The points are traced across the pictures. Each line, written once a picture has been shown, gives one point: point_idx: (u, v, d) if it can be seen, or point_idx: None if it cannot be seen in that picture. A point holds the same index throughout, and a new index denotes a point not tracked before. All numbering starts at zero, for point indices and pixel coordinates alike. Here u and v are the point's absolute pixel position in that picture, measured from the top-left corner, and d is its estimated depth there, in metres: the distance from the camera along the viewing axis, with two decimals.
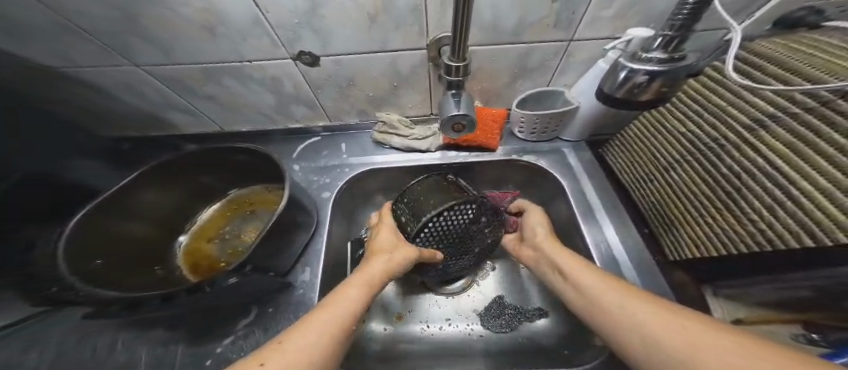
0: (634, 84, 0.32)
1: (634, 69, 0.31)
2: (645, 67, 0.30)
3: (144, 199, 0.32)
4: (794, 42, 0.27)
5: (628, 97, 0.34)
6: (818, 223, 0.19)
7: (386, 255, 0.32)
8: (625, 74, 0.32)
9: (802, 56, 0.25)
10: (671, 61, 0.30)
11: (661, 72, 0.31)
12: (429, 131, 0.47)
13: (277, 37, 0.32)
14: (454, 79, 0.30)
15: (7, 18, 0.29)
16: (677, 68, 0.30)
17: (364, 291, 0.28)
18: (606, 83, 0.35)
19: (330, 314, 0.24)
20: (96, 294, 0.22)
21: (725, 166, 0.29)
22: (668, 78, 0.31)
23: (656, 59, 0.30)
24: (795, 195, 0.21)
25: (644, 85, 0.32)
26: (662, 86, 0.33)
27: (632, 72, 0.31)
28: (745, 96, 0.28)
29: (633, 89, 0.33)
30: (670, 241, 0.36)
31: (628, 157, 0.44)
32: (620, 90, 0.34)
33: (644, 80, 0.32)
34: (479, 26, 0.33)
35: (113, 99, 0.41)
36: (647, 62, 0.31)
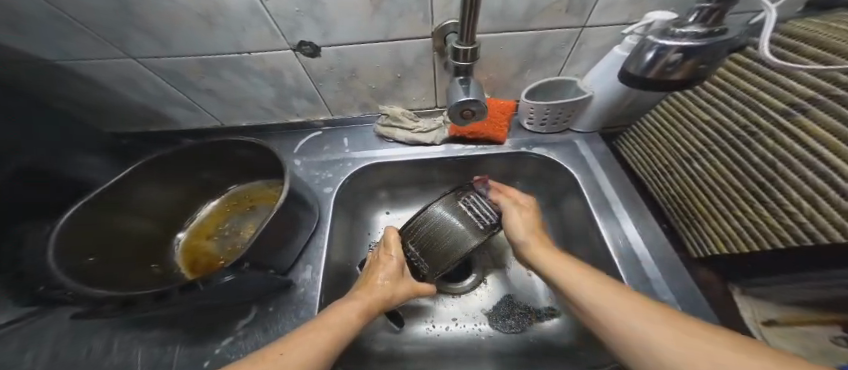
0: (667, 64, 0.23)
1: (665, 45, 0.22)
2: (679, 42, 0.21)
3: (141, 194, 0.31)
4: (834, 21, 0.25)
5: (661, 78, 0.25)
6: None
7: (389, 292, 0.32)
8: (653, 53, 0.23)
9: (845, 34, 0.22)
10: (709, 35, 0.21)
11: (700, 49, 0.21)
12: (434, 124, 0.45)
13: (276, 26, 0.31)
14: (462, 64, 0.28)
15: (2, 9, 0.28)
16: (720, 42, 0.21)
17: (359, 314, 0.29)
18: (631, 66, 0.26)
19: (320, 332, 0.25)
20: (87, 292, 0.21)
21: (756, 155, 0.26)
22: (708, 54, 0.21)
23: (693, 33, 0.21)
24: (838, 184, 0.19)
25: (678, 65, 0.23)
26: (700, 64, 0.23)
27: (662, 50, 0.22)
28: (779, 80, 0.26)
29: (666, 72, 0.24)
30: (692, 236, 0.34)
31: (646, 148, 0.41)
32: (650, 72, 0.25)
33: (678, 60, 0.22)
34: (487, 12, 0.32)
35: (113, 94, 0.40)
36: (681, 38, 0.22)
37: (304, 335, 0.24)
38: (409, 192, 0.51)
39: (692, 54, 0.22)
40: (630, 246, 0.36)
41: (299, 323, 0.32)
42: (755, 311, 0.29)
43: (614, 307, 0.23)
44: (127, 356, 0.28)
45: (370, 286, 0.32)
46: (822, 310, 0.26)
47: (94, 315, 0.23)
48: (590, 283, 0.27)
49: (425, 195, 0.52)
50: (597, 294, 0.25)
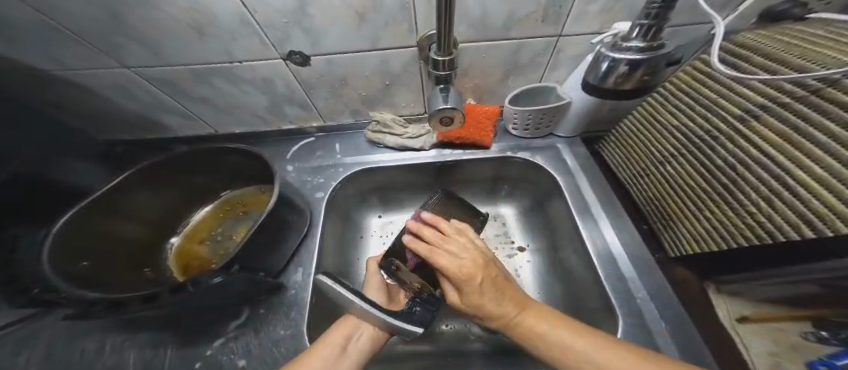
0: (618, 74, 0.31)
1: (615, 59, 0.29)
2: (625, 56, 0.28)
3: (134, 199, 0.32)
4: (779, 32, 0.27)
5: (614, 86, 0.32)
6: (816, 213, 0.18)
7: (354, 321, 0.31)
8: (607, 64, 0.30)
9: (788, 45, 0.25)
10: (652, 49, 0.28)
11: (643, 61, 0.28)
12: (423, 130, 0.47)
13: (266, 36, 0.33)
14: (442, 73, 0.30)
15: (1, 20, 0.29)
16: (659, 56, 0.28)
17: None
18: (592, 76, 0.33)
19: None
20: (78, 294, 0.22)
21: (719, 157, 0.28)
22: (650, 66, 0.29)
23: (635, 47, 0.28)
24: (792, 185, 0.21)
25: (626, 75, 0.30)
26: (646, 75, 0.30)
27: (613, 62, 0.30)
28: (733, 87, 0.28)
29: (618, 78, 0.31)
30: (669, 236, 0.35)
31: (624, 153, 0.43)
32: (605, 79, 0.32)
33: (626, 70, 0.30)
34: (467, 23, 0.34)
35: (108, 102, 0.41)
36: (627, 51, 0.29)
37: None
38: (400, 195, 0.52)
39: (636, 65, 0.29)
40: (611, 246, 0.38)
41: (290, 324, 0.33)
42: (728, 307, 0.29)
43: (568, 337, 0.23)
44: (120, 357, 0.29)
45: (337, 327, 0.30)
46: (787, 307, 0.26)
47: (85, 317, 0.23)
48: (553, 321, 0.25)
49: (416, 199, 0.53)
50: (560, 331, 0.23)
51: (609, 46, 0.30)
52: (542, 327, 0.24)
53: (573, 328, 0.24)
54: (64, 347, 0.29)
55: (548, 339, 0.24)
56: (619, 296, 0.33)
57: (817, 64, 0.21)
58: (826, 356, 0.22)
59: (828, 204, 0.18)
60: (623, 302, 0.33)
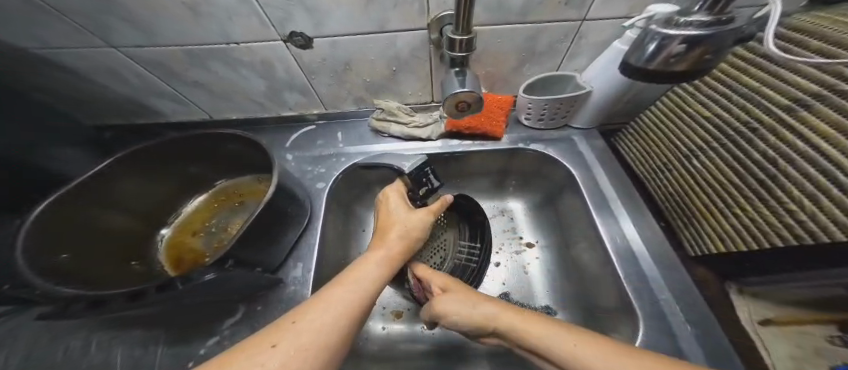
0: (669, 55, 0.24)
1: (668, 36, 0.23)
2: (683, 32, 0.22)
3: (120, 188, 0.30)
4: (841, 15, 0.25)
5: (664, 68, 0.26)
6: None
7: (403, 226, 0.33)
8: (656, 44, 0.24)
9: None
10: (720, 23, 0.21)
11: (707, 38, 0.22)
12: (430, 119, 0.45)
13: (266, 15, 0.30)
14: (457, 55, 0.27)
15: None
16: (729, 30, 0.21)
17: (375, 282, 0.26)
18: (635, 56, 0.28)
19: (348, 290, 0.24)
20: (56, 292, 0.20)
21: (756, 151, 0.26)
22: (717, 42, 0.22)
23: (701, 20, 0.22)
24: (844, 182, 0.19)
25: (683, 55, 0.23)
26: (709, 54, 0.23)
27: (665, 41, 0.23)
28: (781, 74, 0.25)
29: (668, 60, 0.24)
30: (690, 235, 0.33)
31: (644, 146, 0.41)
32: (651, 63, 0.26)
33: (683, 50, 0.23)
34: (485, 5, 0.31)
35: (94, 85, 0.38)
36: (686, 27, 0.22)
37: (333, 296, 0.23)
38: None
39: (696, 45, 0.22)
40: (630, 244, 0.36)
41: None
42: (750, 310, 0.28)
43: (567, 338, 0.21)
44: (107, 358, 0.27)
45: (384, 241, 0.32)
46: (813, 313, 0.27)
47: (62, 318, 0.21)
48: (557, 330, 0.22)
49: None
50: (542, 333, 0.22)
51: (661, 23, 0.24)
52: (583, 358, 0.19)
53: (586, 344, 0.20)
54: (44, 346, 0.28)
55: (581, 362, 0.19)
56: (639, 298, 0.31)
57: None
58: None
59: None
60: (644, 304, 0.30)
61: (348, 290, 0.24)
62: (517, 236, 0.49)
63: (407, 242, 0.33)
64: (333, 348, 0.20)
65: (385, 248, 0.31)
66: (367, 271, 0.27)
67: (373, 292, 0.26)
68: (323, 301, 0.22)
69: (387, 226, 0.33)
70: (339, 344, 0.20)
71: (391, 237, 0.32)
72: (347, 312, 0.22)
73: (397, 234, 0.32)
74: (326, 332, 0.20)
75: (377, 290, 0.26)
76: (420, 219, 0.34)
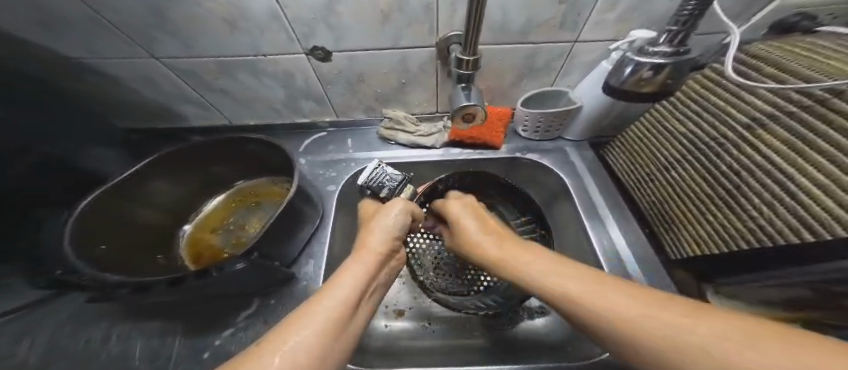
0: (641, 78, 0.33)
1: (640, 62, 0.31)
2: (651, 60, 0.31)
3: (150, 186, 0.32)
4: (789, 44, 0.29)
5: (637, 87, 0.34)
6: (820, 220, 0.20)
7: (382, 221, 0.33)
8: (631, 68, 0.32)
9: (799, 57, 0.26)
10: (677, 54, 0.31)
11: (668, 64, 0.31)
12: (435, 128, 0.48)
13: (293, 31, 0.33)
14: (465, 72, 0.31)
15: (36, 9, 0.29)
16: (682, 60, 0.31)
17: (364, 278, 0.26)
18: (612, 79, 0.35)
19: (328, 301, 0.22)
20: (101, 277, 0.22)
21: (724, 163, 0.30)
22: (675, 68, 0.31)
23: (662, 52, 0.31)
24: (794, 192, 0.22)
25: (651, 76, 0.32)
26: (667, 77, 0.32)
27: (638, 66, 0.32)
28: (740, 95, 0.29)
29: (640, 82, 0.33)
30: (670, 239, 0.36)
31: (630, 158, 0.44)
32: (628, 83, 0.34)
33: (650, 74, 0.32)
34: (488, 27, 0.35)
35: (126, 90, 0.41)
36: (653, 55, 0.31)
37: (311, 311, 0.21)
38: None
39: (658, 70, 0.31)
40: (616, 248, 0.39)
41: None
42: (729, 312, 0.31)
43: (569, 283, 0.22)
44: (126, 349, 0.28)
45: (364, 245, 0.30)
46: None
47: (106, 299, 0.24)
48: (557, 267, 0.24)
49: None
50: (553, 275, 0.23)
51: (634, 52, 0.32)
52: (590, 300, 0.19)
53: (585, 278, 0.21)
54: (67, 336, 0.29)
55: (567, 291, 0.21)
56: None
57: (824, 76, 0.22)
58: None
59: (831, 211, 0.19)
60: None
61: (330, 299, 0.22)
62: None
63: (390, 243, 0.32)
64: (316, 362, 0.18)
65: (367, 248, 0.30)
66: (347, 275, 0.26)
67: (363, 285, 0.25)
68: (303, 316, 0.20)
69: (369, 228, 0.33)
70: (322, 366, 0.18)
71: (370, 236, 0.31)
72: (336, 316, 0.21)
73: (377, 231, 0.32)
74: (314, 340, 0.19)
75: (364, 286, 0.25)
76: (398, 218, 0.33)
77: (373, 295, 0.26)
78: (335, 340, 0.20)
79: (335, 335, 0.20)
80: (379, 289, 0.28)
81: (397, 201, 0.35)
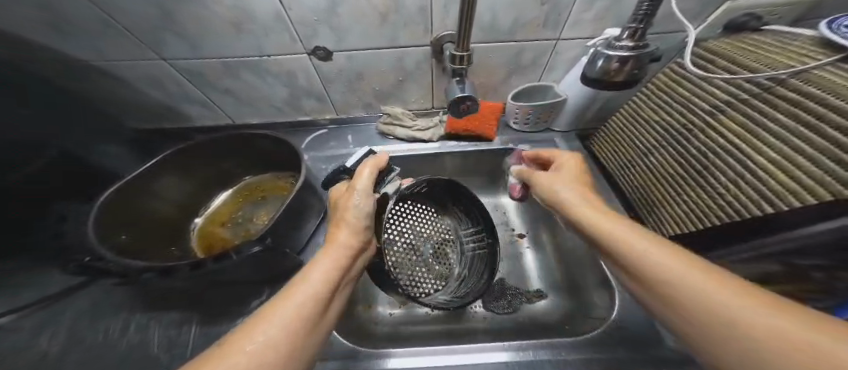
0: (610, 70, 0.34)
1: (609, 56, 0.33)
2: (617, 54, 0.33)
3: (160, 182, 0.34)
4: (738, 41, 0.34)
5: (607, 79, 0.36)
6: (774, 190, 0.23)
7: (351, 215, 0.28)
8: (601, 61, 0.34)
9: (746, 53, 0.31)
10: (639, 47, 0.32)
11: (632, 57, 0.32)
12: (431, 123, 0.50)
13: (296, 33, 0.35)
14: (458, 67, 0.33)
15: (53, 13, 0.31)
16: (644, 53, 0.32)
17: (339, 267, 0.24)
18: (587, 72, 0.37)
19: (302, 295, 0.20)
20: (124, 263, 0.23)
21: (693, 147, 0.32)
22: (638, 61, 0.33)
23: (626, 46, 0.32)
24: (753, 169, 0.25)
25: (618, 68, 0.34)
26: (633, 68, 0.34)
27: (607, 59, 0.34)
28: (701, 86, 0.34)
29: (609, 74, 0.35)
30: (653, 221, 0.38)
31: (613, 148, 0.46)
32: (601, 73, 0.35)
33: (618, 66, 0.34)
34: (478, 26, 0.38)
35: (133, 91, 0.43)
36: (619, 49, 0.33)
37: (287, 305, 0.19)
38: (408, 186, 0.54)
39: (626, 61, 0.33)
40: None
41: None
42: None
43: (667, 262, 0.19)
44: (145, 336, 0.29)
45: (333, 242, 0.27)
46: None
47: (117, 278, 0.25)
48: (638, 237, 0.22)
49: None
50: (649, 244, 0.21)
51: (604, 46, 0.34)
52: (679, 277, 0.18)
53: (682, 260, 0.19)
54: (85, 326, 0.30)
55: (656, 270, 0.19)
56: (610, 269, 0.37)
57: (768, 68, 0.27)
58: None
59: (786, 185, 0.22)
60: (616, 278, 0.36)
61: (305, 293, 0.21)
62: (511, 229, 0.55)
63: (361, 234, 0.28)
64: (291, 356, 0.18)
65: (337, 239, 0.27)
66: (322, 263, 0.24)
67: (338, 273, 0.24)
68: (280, 306, 0.19)
69: (342, 218, 0.28)
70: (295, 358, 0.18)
71: (339, 234, 0.27)
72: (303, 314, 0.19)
73: (348, 222, 0.28)
74: (280, 340, 0.17)
75: (341, 276, 0.24)
76: (362, 203, 0.28)
77: (348, 282, 0.25)
78: (307, 334, 0.19)
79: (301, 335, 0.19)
80: (352, 278, 0.26)
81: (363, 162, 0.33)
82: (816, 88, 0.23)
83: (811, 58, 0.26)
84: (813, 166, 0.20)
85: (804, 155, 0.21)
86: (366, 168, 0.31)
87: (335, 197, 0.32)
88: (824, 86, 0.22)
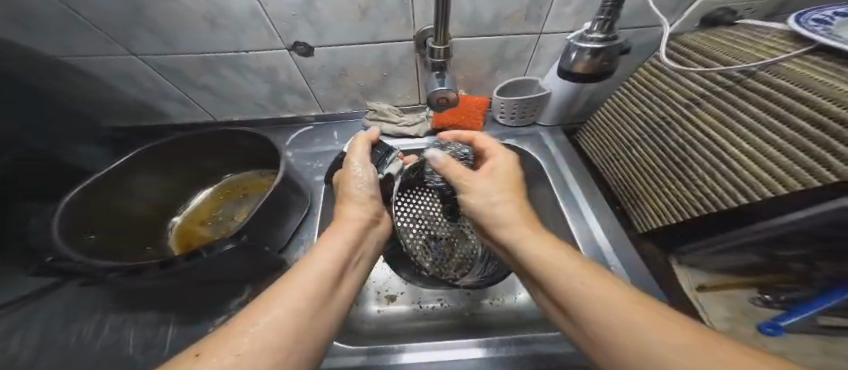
0: (583, 63, 0.34)
1: (581, 49, 0.33)
2: (589, 46, 0.33)
3: (134, 180, 0.33)
4: (713, 35, 0.34)
5: (581, 72, 0.35)
6: (748, 181, 0.23)
7: (359, 181, 0.31)
8: (575, 54, 0.34)
9: (719, 46, 0.31)
10: (609, 39, 0.32)
11: (602, 50, 0.32)
12: (417, 118, 0.50)
13: (274, 28, 0.34)
14: (438, 61, 0.33)
15: (18, 9, 0.30)
16: (613, 46, 0.32)
17: (348, 248, 0.25)
18: (563, 64, 0.37)
19: (300, 279, 0.20)
20: (91, 263, 0.22)
21: (672, 139, 0.32)
22: (608, 53, 0.33)
23: (596, 38, 0.32)
24: (728, 160, 0.25)
25: (590, 61, 0.34)
26: (604, 61, 0.34)
27: (579, 52, 0.34)
28: (679, 79, 0.34)
29: (583, 67, 0.35)
30: (637, 214, 0.38)
31: (598, 142, 0.46)
32: (576, 67, 0.35)
33: (590, 59, 0.34)
34: (459, 20, 0.37)
35: (108, 88, 0.42)
36: (590, 41, 0.33)
37: (287, 289, 0.19)
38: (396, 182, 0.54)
39: (598, 54, 0.33)
40: (589, 221, 0.41)
41: None
42: (691, 278, 0.33)
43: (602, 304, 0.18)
44: (119, 338, 0.28)
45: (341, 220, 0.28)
46: (745, 274, 0.32)
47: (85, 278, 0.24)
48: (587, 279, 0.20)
49: None
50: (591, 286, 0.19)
51: (577, 38, 0.34)
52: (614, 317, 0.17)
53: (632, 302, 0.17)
54: (57, 328, 0.29)
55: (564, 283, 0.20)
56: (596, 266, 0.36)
57: (740, 60, 0.27)
58: (771, 318, 0.28)
59: (760, 176, 0.22)
60: None
61: (304, 277, 0.20)
62: None
63: (369, 208, 0.30)
64: (298, 340, 0.17)
65: (345, 217, 0.28)
66: (325, 250, 0.24)
67: (345, 253, 0.24)
68: (277, 293, 0.19)
69: (345, 192, 0.31)
70: (303, 341, 0.17)
71: (347, 209, 0.29)
72: (310, 293, 0.19)
73: (354, 201, 0.30)
74: (286, 320, 0.17)
75: (344, 261, 0.23)
76: (362, 173, 0.32)
77: (356, 268, 0.25)
78: (314, 317, 0.18)
79: (311, 315, 0.18)
80: (365, 259, 0.27)
81: (357, 137, 0.36)
82: (786, 80, 0.23)
83: (780, 51, 0.26)
84: (782, 156, 0.20)
85: (775, 146, 0.21)
86: (357, 145, 0.34)
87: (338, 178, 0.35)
88: (793, 78, 0.22)
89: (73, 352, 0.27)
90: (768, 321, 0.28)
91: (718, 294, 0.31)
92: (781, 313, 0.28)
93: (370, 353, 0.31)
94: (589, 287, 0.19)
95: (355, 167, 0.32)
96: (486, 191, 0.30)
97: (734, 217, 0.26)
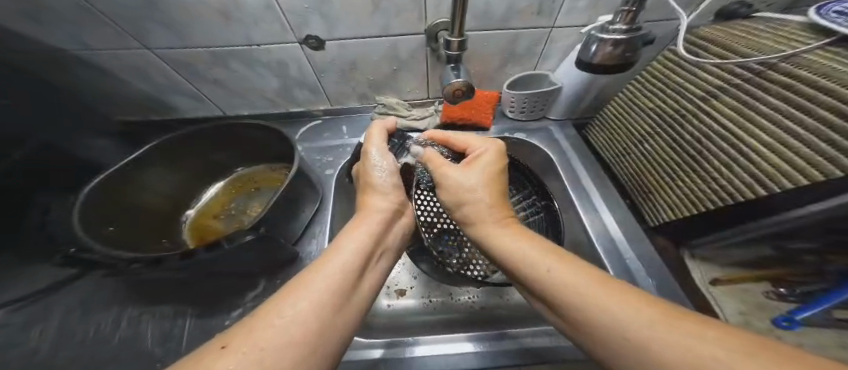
0: (605, 54, 0.34)
1: (603, 40, 0.33)
2: (612, 37, 0.32)
3: (149, 173, 0.33)
4: (729, 28, 0.34)
5: (603, 63, 0.35)
6: (766, 173, 0.23)
7: (382, 171, 0.32)
8: (596, 46, 0.34)
9: (737, 38, 0.31)
10: (632, 30, 0.32)
11: (626, 40, 0.32)
12: (427, 112, 0.50)
13: (286, 21, 0.34)
14: (453, 54, 0.33)
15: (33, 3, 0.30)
16: (638, 36, 0.32)
17: (370, 242, 0.25)
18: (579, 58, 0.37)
19: (324, 274, 0.20)
20: (111, 254, 0.22)
21: (687, 133, 0.32)
22: (631, 44, 0.32)
23: (620, 29, 0.32)
24: (746, 153, 0.25)
25: (612, 52, 0.34)
26: (628, 52, 0.33)
27: (601, 43, 0.33)
28: (695, 71, 0.33)
29: (605, 58, 0.34)
30: (649, 207, 0.38)
31: (609, 136, 0.46)
32: (597, 58, 0.35)
33: (613, 50, 0.33)
34: (473, 13, 0.37)
35: (120, 82, 0.42)
36: (613, 32, 0.33)
37: (310, 284, 0.19)
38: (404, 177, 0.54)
39: (620, 45, 0.33)
40: (601, 215, 0.41)
41: None
42: (704, 272, 0.34)
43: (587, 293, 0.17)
44: (138, 330, 0.29)
45: (366, 211, 0.29)
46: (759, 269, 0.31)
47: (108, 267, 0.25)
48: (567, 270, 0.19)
49: None
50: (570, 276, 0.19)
51: (598, 30, 0.34)
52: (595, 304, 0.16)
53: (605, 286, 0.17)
54: (78, 320, 0.29)
55: (550, 281, 0.19)
56: (609, 259, 0.36)
57: (759, 52, 0.27)
58: (786, 311, 0.28)
59: (778, 166, 0.22)
60: (612, 264, 0.36)
61: (327, 273, 0.20)
62: None
63: (391, 199, 0.31)
64: (323, 335, 0.17)
65: (370, 208, 0.29)
66: (347, 245, 0.23)
67: (369, 244, 0.24)
68: (299, 288, 0.18)
69: (368, 183, 0.32)
70: (329, 335, 0.17)
71: (370, 200, 0.30)
72: (335, 285, 0.19)
73: (379, 193, 0.31)
74: (312, 312, 0.17)
75: (366, 257, 0.23)
76: (382, 162, 0.32)
77: (379, 264, 0.25)
78: (339, 311, 0.18)
79: (336, 307, 0.18)
80: (388, 252, 0.27)
81: (373, 126, 0.37)
82: (807, 71, 0.23)
83: (801, 43, 0.26)
84: (802, 147, 0.20)
85: (793, 137, 0.21)
86: (375, 137, 0.35)
87: (357, 168, 0.35)
88: (816, 68, 0.22)
89: (93, 344, 0.28)
90: (784, 315, 0.28)
91: (732, 288, 0.31)
92: (797, 306, 0.28)
93: (385, 347, 0.31)
94: (568, 276, 0.19)
95: (377, 157, 0.33)
96: (465, 190, 0.29)
97: (754, 209, 0.26)
